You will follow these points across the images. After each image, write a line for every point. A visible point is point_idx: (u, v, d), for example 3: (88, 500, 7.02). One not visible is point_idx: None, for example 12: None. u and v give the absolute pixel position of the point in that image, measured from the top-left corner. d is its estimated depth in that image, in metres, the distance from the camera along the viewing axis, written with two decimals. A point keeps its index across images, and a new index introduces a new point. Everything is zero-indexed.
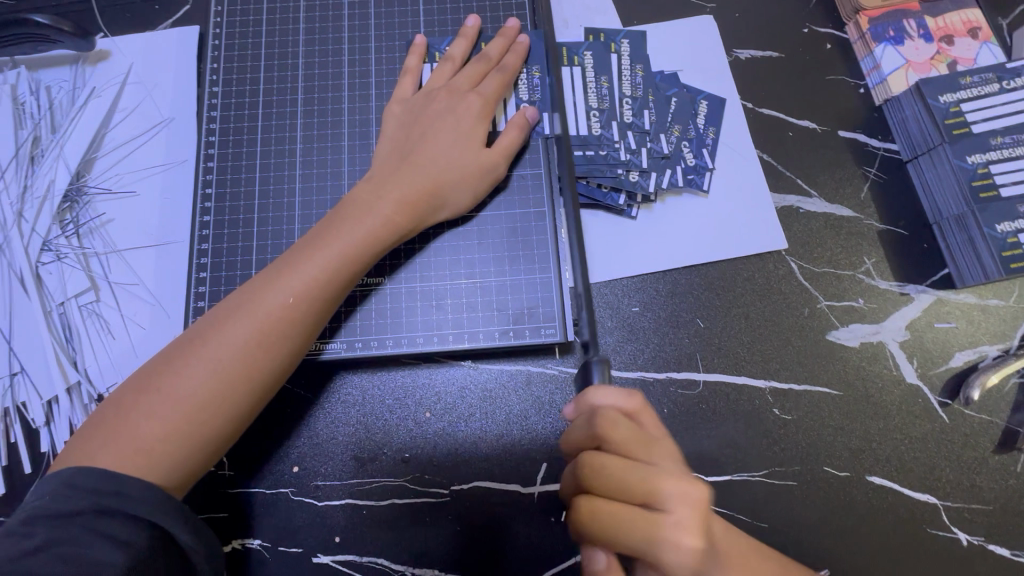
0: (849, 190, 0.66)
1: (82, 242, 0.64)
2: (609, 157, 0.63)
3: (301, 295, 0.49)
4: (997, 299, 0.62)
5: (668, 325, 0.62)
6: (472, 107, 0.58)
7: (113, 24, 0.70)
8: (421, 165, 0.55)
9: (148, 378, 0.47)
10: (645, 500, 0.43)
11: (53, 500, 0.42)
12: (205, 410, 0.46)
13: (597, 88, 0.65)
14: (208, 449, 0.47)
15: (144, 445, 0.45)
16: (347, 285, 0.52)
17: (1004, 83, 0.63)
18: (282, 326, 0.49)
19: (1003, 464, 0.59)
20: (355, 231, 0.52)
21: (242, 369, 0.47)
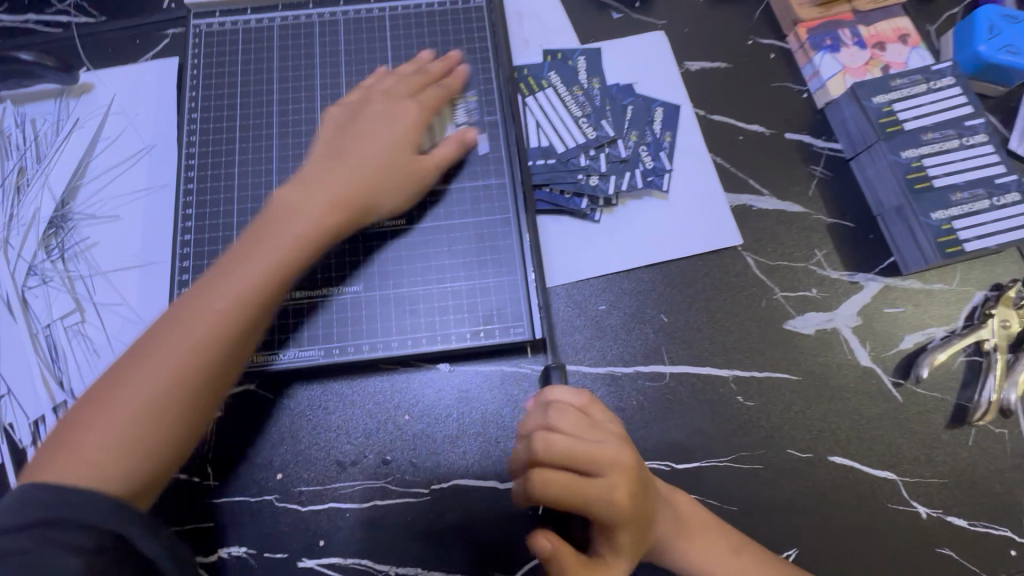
0: (799, 188, 0.70)
1: (68, 265, 0.66)
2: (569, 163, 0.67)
3: (239, 299, 0.51)
4: (940, 283, 0.67)
5: (634, 321, 0.65)
6: (407, 115, 0.61)
7: (96, 59, 0.74)
8: (355, 170, 0.58)
9: (96, 393, 0.48)
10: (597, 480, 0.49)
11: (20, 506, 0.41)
12: (156, 417, 0.47)
13: (575, 98, 0.70)
14: (167, 454, 0.48)
15: (100, 457, 0.45)
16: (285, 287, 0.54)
17: (931, 83, 0.68)
18: (221, 331, 0.50)
19: (956, 439, 0.62)
20: (290, 235, 0.54)
21: (188, 374, 0.48)
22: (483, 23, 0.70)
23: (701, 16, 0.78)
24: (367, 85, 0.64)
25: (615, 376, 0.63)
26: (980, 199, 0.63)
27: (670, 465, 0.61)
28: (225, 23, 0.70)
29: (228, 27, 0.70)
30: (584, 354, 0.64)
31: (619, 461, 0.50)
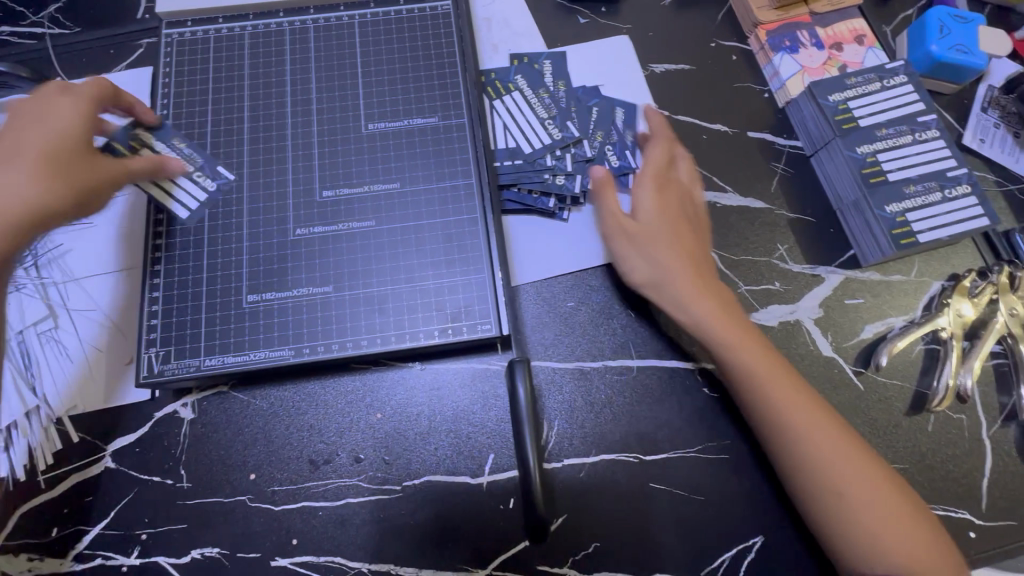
0: (762, 185, 0.72)
1: (41, 272, 0.67)
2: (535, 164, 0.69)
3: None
4: (899, 275, 0.69)
5: (602, 316, 0.67)
6: (49, 121, 0.57)
7: (70, 70, 0.75)
8: (66, 172, 0.55)
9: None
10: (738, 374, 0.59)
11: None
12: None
13: (541, 100, 0.72)
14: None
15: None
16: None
17: (885, 81, 0.70)
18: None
19: (916, 425, 0.63)
20: None
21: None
22: (450, 30, 0.72)
23: (666, 20, 0.80)
24: (12, 108, 0.59)
25: (584, 371, 0.65)
26: (933, 191, 0.66)
27: (638, 457, 0.62)
28: (197, 32, 0.71)
29: (200, 36, 0.71)
30: (553, 350, 0.65)
31: (714, 297, 0.62)
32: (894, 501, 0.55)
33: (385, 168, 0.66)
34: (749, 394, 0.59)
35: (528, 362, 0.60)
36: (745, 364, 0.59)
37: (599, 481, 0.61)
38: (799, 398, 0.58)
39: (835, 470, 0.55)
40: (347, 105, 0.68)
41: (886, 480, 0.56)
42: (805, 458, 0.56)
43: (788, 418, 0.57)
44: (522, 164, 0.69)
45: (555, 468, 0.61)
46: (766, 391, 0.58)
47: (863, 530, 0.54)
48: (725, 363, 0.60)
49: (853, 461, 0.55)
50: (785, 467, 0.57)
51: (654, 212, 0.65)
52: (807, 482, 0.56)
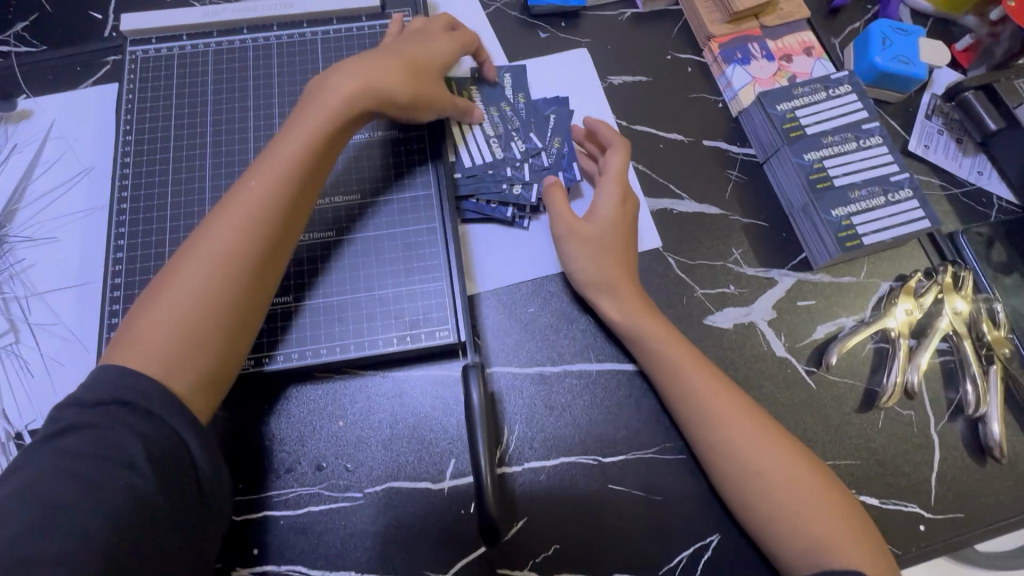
0: (716, 192, 0.75)
1: (4, 287, 0.67)
2: (494, 174, 0.71)
3: (290, 177, 0.56)
4: (849, 276, 0.71)
5: (562, 321, 0.68)
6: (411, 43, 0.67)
7: (36, 87, 0.76)
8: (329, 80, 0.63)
9: (152, 291, 0.53)
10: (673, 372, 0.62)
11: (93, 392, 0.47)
12: (223, 292, 0.52)
13: (492, 117, 0.74)
14: (234, 343, 0.53)
15: (167, 343, 0.50)
16: (326, 155, 0.59)
17: (830, 91, 0.73)
18: (271, 207, 0.55)
19: (866, 422, 0.65)
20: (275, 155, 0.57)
21: (255, 247, 0.54)
22: None
23: (623, 34, 0.83)
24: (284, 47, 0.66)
25: (544, 376, 0.66)
26: (877, 196, 0.68)
27: (597, 459, 0.63)
28: (160, 49, 0.72)
29: (164, 52, 0.72)
30: (514, 355, 0.67)
31: (637, 296, 0.66)
32: (814, 486, 0.57)
33: (346, 180, 0.67)
34: (673, 387, 0.62)
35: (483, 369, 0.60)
36: (671, 360, 0.62)
37: (559, 484, 0.62)
38: (719, 391, 0.61)
39: (755, 459, 0.58)
40: None
41: (820, 475, 0.58)
42: (726, 448, 0.59)
43: (715, 413, 0.60)
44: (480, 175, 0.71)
45: (516, 471, 0.62)
46: (689, 385, 0.61)
47: (788, 513, 0.56)
48: (651, 359, 0.63)
49: (772, 450, 0.58)
50: (710, 459, 0.60)
51: (607, 214, 0.67)
52: (729, 471, 0.58)
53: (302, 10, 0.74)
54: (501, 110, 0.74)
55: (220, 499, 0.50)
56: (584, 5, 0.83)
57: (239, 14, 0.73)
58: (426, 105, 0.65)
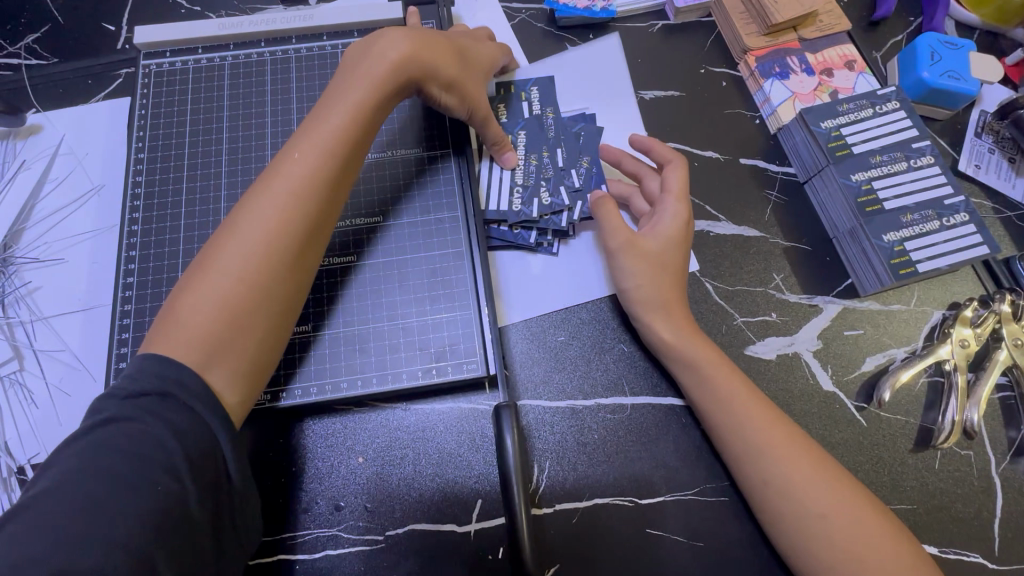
0: (755, 213, 0.71)
1: (8, 311, 0.64)
2: (520, 196, 0.67)
3: (330, 149, 0.54)
4: (899, 304, 0.67)
5: (594, 351, 0.64)
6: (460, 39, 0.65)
7: (46, 101, 0.73)
8: (365, 52, 0.59)
9: (193, 269, 0.50)
10: (719, 404, 0.58)
11: (136, 381, 0.44)
12: (265, 271, 0.49)
13: (525, 166, 0.68)
14: (275, 327, 0.51)
15: (207, 324, 0.47)
16: (367, 128, 0.57)
17: (877, 108, 0.69)
18: (313, 180, 0.52)
19: (921, 462, 0.61)
20: (315, 135, 0.54)
21: (298, 222, 0.51)
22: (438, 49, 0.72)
23: (654, 46, 0.79)
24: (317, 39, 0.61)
25: (576, 410, 0.62)
26: (930, 220, 0.64)
27: (634, 500, 0.59)
28: (175, 63, 0.69)
29: (179, 66, 0.69)
30: (544, 387, 0.63)
31: (687, 321, 0.62)
32: (883, 530, 0.52)
33: (367, 201, 0.64)
34: (722, 420, 0.58)
35: (517, 408, 0.56)
36: (717, 391, 0.58)
37: (592, 527, 0.58)
38: (773, 424, 0.57)
39: (816, 498, 0.53)
40: None
41: (880, 514, 0.53)
42: (783, 487, 0.54)
43: (766, 450, 0.56)
44: (508, 198, 0.67)
45: (547, 512, 0.58)
46: (738, 418, 0.57)
47: (856, 559, 0.51)
48: (697, 389, 0.59)
49: (834, 490, 0.54)
50: (762, 499, 0.55)
51: (667, 231, 0.63)
52: (786, 513, 0.54)
53: (322, 22, 0.70)
54: (527, 128, 0.70)
55: (229, 546, 0.46)
56: (614, 16, 0.79)
57: (256, 25, 0.70)
58: (473, 97, 0.63)
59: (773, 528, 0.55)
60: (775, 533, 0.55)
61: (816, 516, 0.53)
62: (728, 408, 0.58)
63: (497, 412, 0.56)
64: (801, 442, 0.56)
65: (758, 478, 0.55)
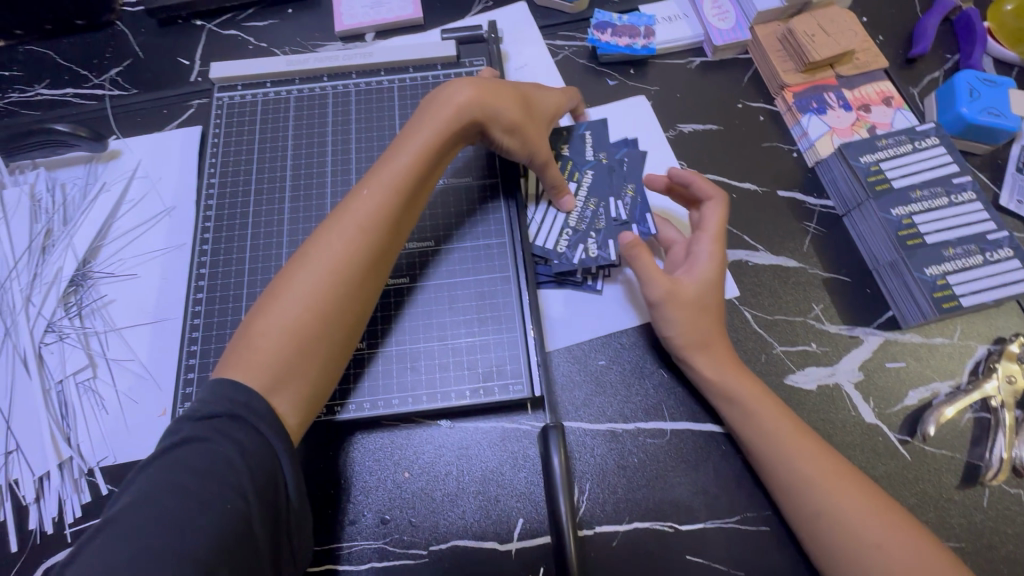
0: (793, 244, 0.72)
1: (85, 322, 0.69)
2: (568, 239, 0.68)
3: (398, 189, 0.58)
4: (942, 337, 0.67)
5: (634, 376, 0.66)
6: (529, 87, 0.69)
7: (126, 129, 0.80)
8: (438, 98, 0.63)
9: (269, 293, 0.54)
10: (764, 433, 0.59)
11: (208, 403, 0.48)
12: (332, 302, 0.53)
13: (581, 210, 0.69)
14: (336, 355, 0.54)
15: (277, 351, 0.51)
16: (430, 171, 0.61)
17: (916, 143, 0.70)
18: (380, 217, 0.56)
19: (969, 500, 0.60)
20: (387, 176, 0.58)
21: (364, 257, 0.55)
22: None
23: (692, 82, 0.82)
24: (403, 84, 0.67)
25: (616, 433, 0.63)
26: (974, 255, 0.65)
27: (674, 526, 0.59)
28: (245, 95, 0.75)
29: (249, 99, 0.75)
30: (585, 410, 0.64)
31: (727, 352, 0.63)
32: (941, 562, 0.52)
33: (421, 226, 0.68)
34: (765, 452, 0.58)
35: (563, 429, 0.58)
36: (762, 420, 0.59)
37: (633, 551, 0.59)
38: (813, 452, 0.58)
39: (863, 527, 0.53)
40: None
41: (934, 541, 0.53)
42: (831, 517, 0.54)
43: (810, 479, 0.56)
44: (555, 239, 0.68)
45: (588, 535, 0.59)
46: (784, 446, 0.58)
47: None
48: (738, 421, 0.60)
49: (878, 517, 0.54)
50: (810, 527, 0.55)
51: (705, 272, 0.64)
52: (833, 543, 0.54)
53: (381, 58, 0.76)
54: (595, 171, 0.72)
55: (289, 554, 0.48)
56: (654, 53, 0.83)
57: (320, 62, 0.75)
58: (538, 150, 0.66)
59: (821, 561, 0.54)
60: (823, 563, 0.54)
61: (864, 546, 0.53)
62: (772, 438, 0.58)
63: (544, 434, 0.58)
64: (847, 472, 0.57)
65: (804, 505, 0.56)
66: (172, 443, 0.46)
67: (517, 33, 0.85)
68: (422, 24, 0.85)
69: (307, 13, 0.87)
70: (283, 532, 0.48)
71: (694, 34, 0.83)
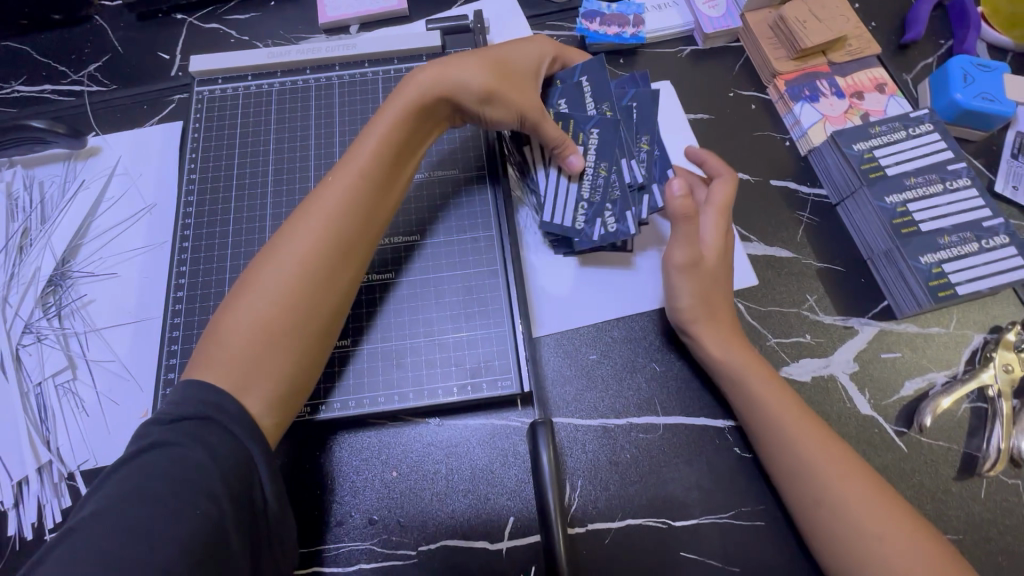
0: (786, 234, 0.71)
1: (64, 322, 0.67)
2: (586, 213, 0.64)
3: (363, 172, 0.57)
4: (938, 327, 0.66)
5: (625, 370, 0.64)
6: (502, 47, 0.65)
7: (105, 125, 0.78)
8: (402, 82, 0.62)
9: (238, 288, 0.53)
10: (765, 417, 0.57)
11: (180, 405, 0.47)
12: (303, 292, 0.52)
13: (593, 176, 0.63)
14: (309, 351, 0.52)
15: (243, 346, 0.49)
16: (398, 154, 0.60)
17: (910, 130, 0.69)
18: (348, 204, 0.55)
19: (967, 491, 0.59)
20: (353, 164, 0.57)
21: (330, 245, 0.54)
22: None
23: (683, 71, 0.81)
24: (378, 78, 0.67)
25: (607, 428, 0.62)
26: (969, 242, 0.64)
27: (667, 522, 0.58)
28: (226, 89, 0.73)
29: (229, 93, 0.73)
30: (575, 405, 0.63)
31: (729, 324, 0.62)
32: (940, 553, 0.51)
33: (406, 220, 0.67)
34: (767, 429, 0.57)
35: (553, 425, 0.57)
36: (766, 404, 0.58)
37: (625, 548, 0.57)
38: (815, 434, 0.56)
39: (864, 516, 0.52)
40: None
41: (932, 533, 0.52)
42: (832, 504, 0.53)
43: (812, 465, 0.55)
44: (571, 214, 0.64)
45: (579, 532, 0.58)
46: (786, 432, 0.56)
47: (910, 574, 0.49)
48: (743, 404, 0.59)
49: (879, 502, 0.53)
50: (811, 517, 0.54)
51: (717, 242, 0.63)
52: (834, 531, 0.52)
53: (364, 50, 0.74)
54: (600, 127, 0.63)
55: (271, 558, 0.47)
56: (644, 42, 0.81)
57: (301, 54, 0.74)
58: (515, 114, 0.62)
59: (821, 549, 0.53)
60: (821, 551, 0.53)
61: (863, 534, 0.51)
62: (774, 422, 0.57)
63: (533, 430, 0.57)
64: (849, 456, 0.55)
65: (805, 492, 0.54)
66: (140, 450, 0.44)
67: (504, 23, 0.83)
68: (407, 14, 0.83)
69: (290, 5, 0.85)
70: (260, 538, 0.46)
71: (684, 22, 0.82)
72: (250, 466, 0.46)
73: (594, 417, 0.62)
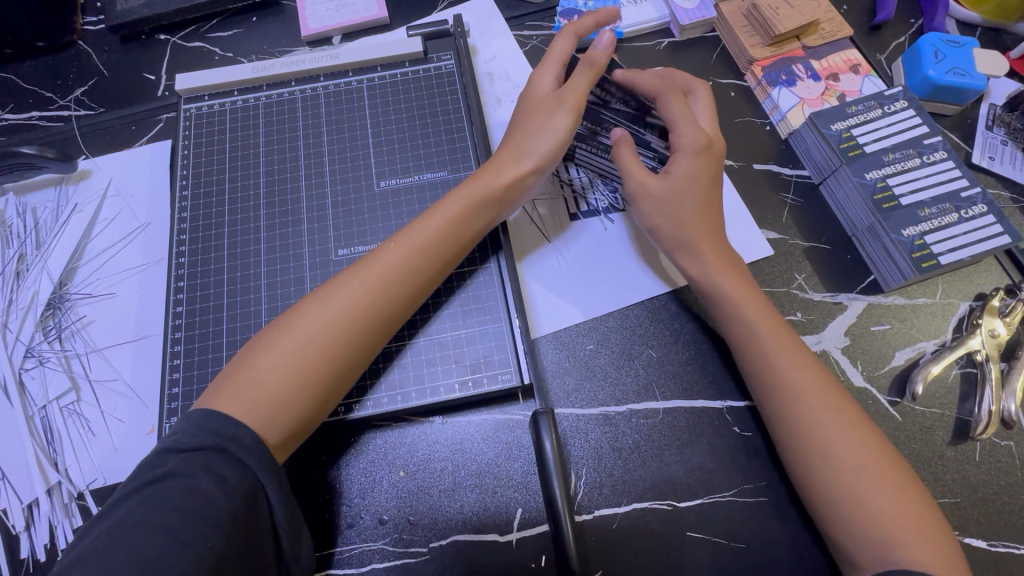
0: (772, 215, 0.72)
1: (64, 344, 0.68)
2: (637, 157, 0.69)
3: (421, 249, 0.59)
4: (924, 297, 0.67)
5: (622, 359, 0.65)
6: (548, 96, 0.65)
7: (94, 148, 0.79)
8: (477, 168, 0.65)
9: (274, 327, 0.54)
10: (750, 336, 0.59)
11: (191, 436, 0.47)
12: (334, 336, 0.53)
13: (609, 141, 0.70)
14: (329, 392, 0.54)
15: (273, 388, 0.51)
16: (460, 237, 0.61)
17: (886, 108, 0.70)
18: (402, 272, 0.57)
19: (962, 454, 0.60)
20: (416, 244, 0.59)
21: (373, 299, 0.56)
22: (453, 78, 0.76)
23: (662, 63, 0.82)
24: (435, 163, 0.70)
25: (608, 416, 0.63)
26: (949, 213, 0.65)
27: (672, 503, 0.59)
28: (214, 105, 0.74)
29: (216, 108, 0.74)
30: (575, 395, 0.64)
31: (722, 258, 0.63)
32: (907, 499, 0.51)
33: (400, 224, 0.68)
34: (758, 354, 0.58)
35: (554, 416, 0.58)
36: (752, 330, 0.59)
37: (632, 532, 0.58)
38: (814, 384, 0.56)
39: (842, 447, 0.53)
40: (359, 165, 0.71)
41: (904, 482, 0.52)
42: (808, 430, 0.54)
43: (795, 388, 0.56)
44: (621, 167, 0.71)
45: (586, 519, 0.59)
46: (774, 353, 0.58)
47: (868, 525, 0.51)
48: (734, 324, 0.61)
49: (863, 445, 0.53)
50: (790, 441, 0.55)
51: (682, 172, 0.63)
52: (806, 458, 0.54)
53: (348, 59, 0.75)
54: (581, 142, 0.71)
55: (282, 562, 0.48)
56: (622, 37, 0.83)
57: (286, 67, 0.75)
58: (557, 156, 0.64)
59: (797, 471, 0.55)
60: (800, 477, 0.55)
61: (837, 465, 0.53)
62: (761, 347, 0.58)
63: (535, 421, 0.58)
64: (838, 390, 0.56)
65: (786, 413, 0.56)
66: (139, 479, 0.45)
67: (483, 26, 0.84)
68: (388, 23, 0.84)
69: (271, 19, 0.86)
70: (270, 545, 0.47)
71: (660, 15, 0.83)
72: (251, 477, 0.47)
73: (595, 406, 0.64)
